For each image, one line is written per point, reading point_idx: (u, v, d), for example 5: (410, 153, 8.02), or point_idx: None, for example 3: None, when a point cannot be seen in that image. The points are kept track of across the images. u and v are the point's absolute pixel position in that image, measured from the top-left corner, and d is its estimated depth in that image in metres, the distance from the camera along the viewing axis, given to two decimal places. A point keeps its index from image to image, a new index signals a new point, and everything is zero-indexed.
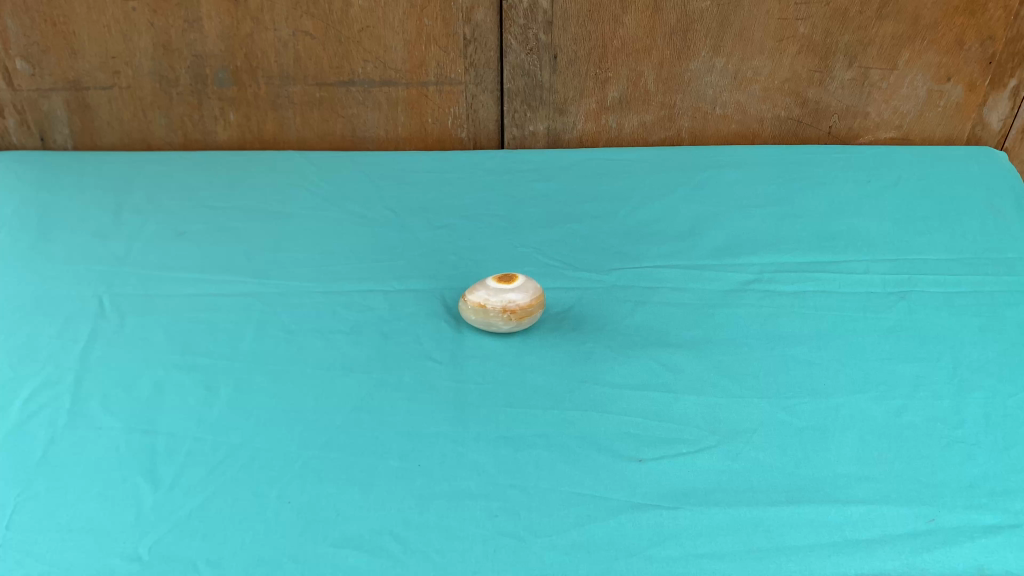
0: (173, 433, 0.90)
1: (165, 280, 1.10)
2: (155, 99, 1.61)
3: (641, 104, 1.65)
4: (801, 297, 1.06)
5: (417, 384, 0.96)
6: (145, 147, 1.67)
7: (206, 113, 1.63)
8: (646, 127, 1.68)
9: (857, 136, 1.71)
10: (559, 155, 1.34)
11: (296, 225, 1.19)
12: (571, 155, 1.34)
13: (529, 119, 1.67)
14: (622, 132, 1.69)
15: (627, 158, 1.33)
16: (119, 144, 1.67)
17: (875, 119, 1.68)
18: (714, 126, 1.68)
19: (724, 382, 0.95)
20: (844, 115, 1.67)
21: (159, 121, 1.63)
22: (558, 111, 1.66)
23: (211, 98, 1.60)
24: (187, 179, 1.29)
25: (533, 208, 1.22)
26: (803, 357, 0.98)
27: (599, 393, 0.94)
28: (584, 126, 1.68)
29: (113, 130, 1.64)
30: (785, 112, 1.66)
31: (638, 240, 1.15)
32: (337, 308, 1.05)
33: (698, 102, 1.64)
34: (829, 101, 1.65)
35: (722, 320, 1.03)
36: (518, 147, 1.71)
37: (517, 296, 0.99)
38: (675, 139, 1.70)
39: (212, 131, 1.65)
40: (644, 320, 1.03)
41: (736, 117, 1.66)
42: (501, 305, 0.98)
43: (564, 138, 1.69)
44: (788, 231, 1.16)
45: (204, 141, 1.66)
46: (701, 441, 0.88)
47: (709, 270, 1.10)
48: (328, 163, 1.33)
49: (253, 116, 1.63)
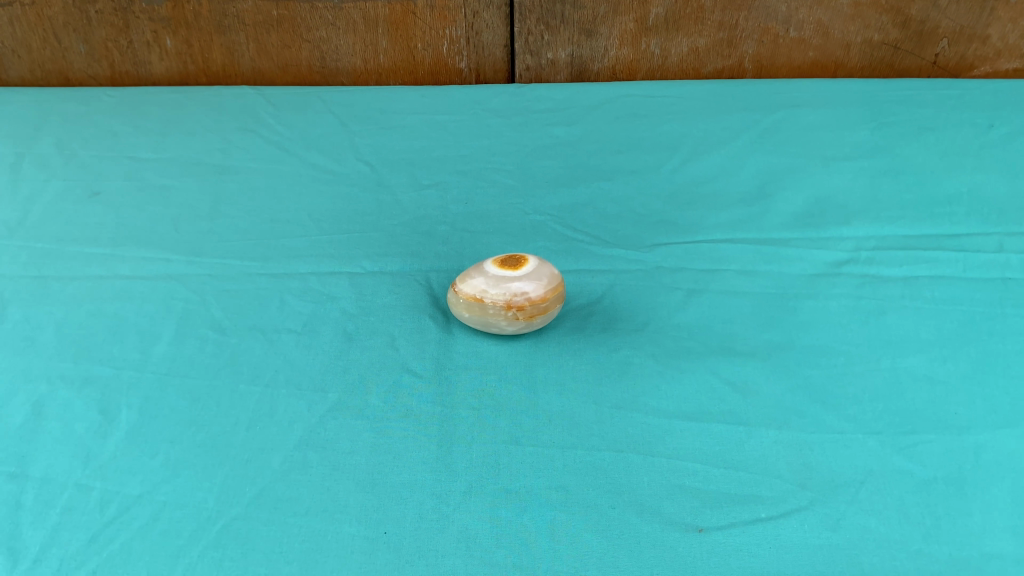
0: (49, 479, 0.65)
1: (65, 256, 0.83)
2: (67, 20, 1.35)
3: (692, 23, 1.35)
4: (914, 284, 0.78)
5: (388, 409, 0.70)
6: (63, 81, 1.43)
7: (136, 39, 1.37)
8: (698, 54, 1.38)
9: (971, 67, 1.39)
10: (596, 89, 1.05)
11: (241, 181, 0.92)
12: (608, 89, 1.05)
13: (547, 45, 1.38)
14: (668, 60, 1.40)
15: (678, 92, 1.04)
16: (29, 77, 1.42)
17: (996, 45, 1.36)
18: (786, 51, 1.37)
19: (816, 411, 0.68)
20: (955, 39, 1.35)
21: (77, 48, 1.38)
22: (586, 34, 1.36)
23: (139, 18, 1.35)
24: (108, 124, 1.01)
25: (551, 160, 0.93)
26: (922, 374, 0.71)
27: (639, 425, 0.68)
28: (618, 53, 1.39)
29: (21, 60, 1.40)
30: (878, 35, 1.35)
31: (689, 204, 0.87)
32: (286, 297, 0.79)
33: (767, 22, 1.34)
34: (939, 20, 1.33)
35: (807, 317, 0.76)
36: (533, 80, 1.42)
37: (525, 288, 0.71)
38: (735, 69, 1.40)
39: (144, 61, 1.40)
40: (701, 317, 0.76)
41: (814, 40, 1.36)
42: (504, 300, 0.71)
43: (593, 69, 1.41)
44: (888, 191, 0.87)
45: (135, 72, 1.41)
46: (784, 501, 0.62)
47: (786, 246, 0.82)
48: (288, 100, 1.04)
49: (194, 41, 1.37)
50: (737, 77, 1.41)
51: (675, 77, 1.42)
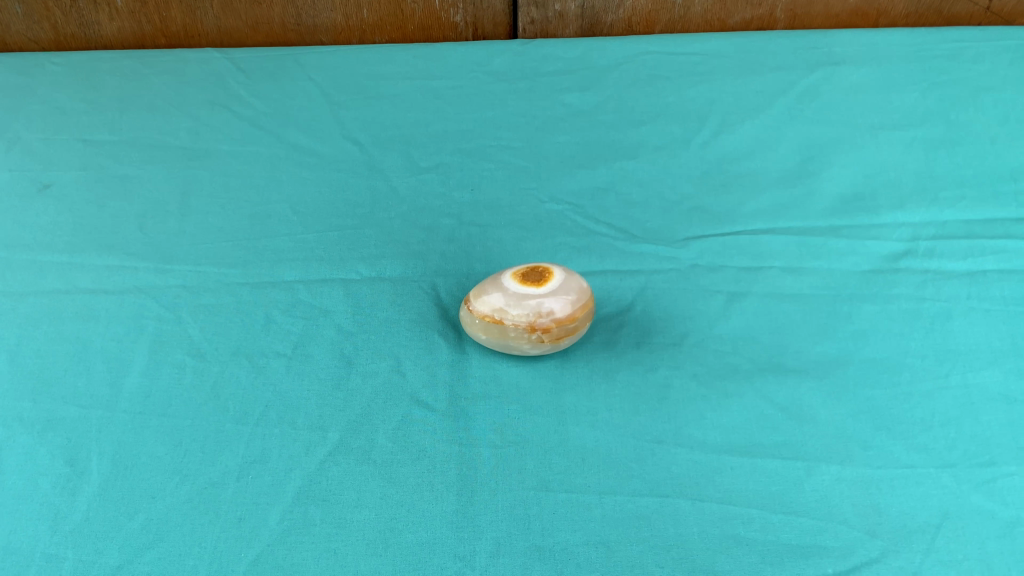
0: (10, 549, 0.55)
1: (14, 264, 0.72)
2: None
3: None
4: (981, 281, 0.69)
5: (398, 450, 0.61)
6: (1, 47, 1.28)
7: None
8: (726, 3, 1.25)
9: None
10: (617, 45, 0.93)
11: (213, 169, 0.80)
12: (629, 44, 0.93)
13: None
14: (691, 10, 1.27)
15: (706, 47, 0.93)
16: None
17: None
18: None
19: (881, 440, 0.61)
20: None
21: (14, 10, 1.23)
22: None
23: None
24: (55, 98, 0.88)
25: (565, 135, 0.83)
26: (996, 391, 0.63)
27: (684, 464, 0.60)
28: (636, 3, 1.26)
29: None
30: None
31: (723, 188, 0.78)
32: (274, 313, 0.69)
33: None
34: None
35: (864, 324, 0.67)
36: (538, 35, 1.29)
37: (552, 305, 0.62)
38: (765, 19, 1.28)
39: (92, 22, 1.25)
40: (746, 326, 0.68)
41: None
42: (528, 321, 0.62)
43: (607, 20, 1.27)
44: (944, 167, 0.78)
45: (83, 35, 1.27)
46: (852, 552, 0.55)
47: (835, 237, 0.73)
48: (261, 64, 0.92)
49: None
50: (767, 27, 1.29)
51: (698, 28, 1.29)
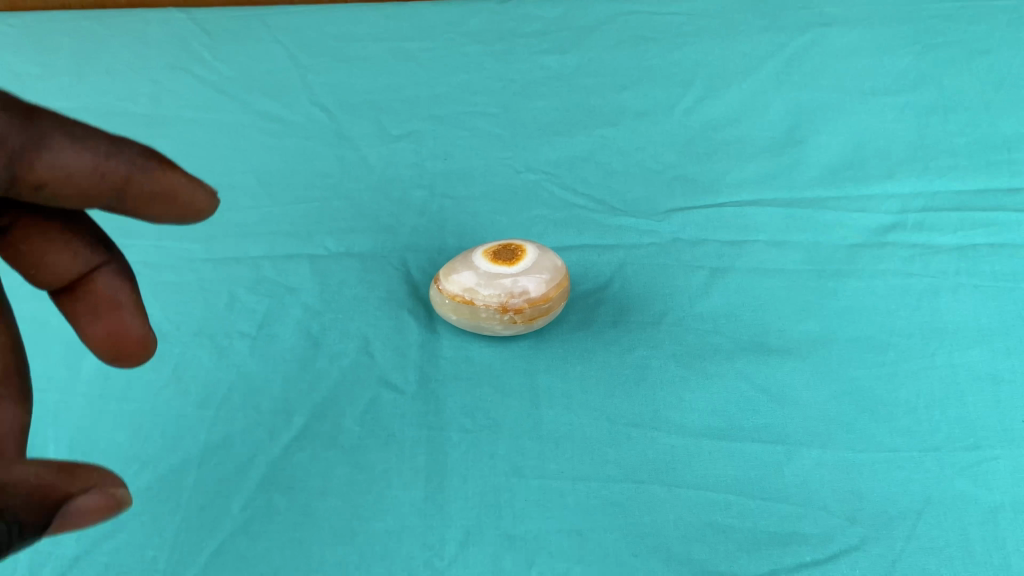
0: None
1: None
2: None
3: None
4: (971, 255, 0.67)
5: (366, 434, 0.59)
6: None
7: None
8: None
9: None
10: (601, 6, 0.89)
11: (175, 137, 0.76)
12: (613, 6, 0.89)
13: None
14: None
15: (692, 8, 0.89)
16: None
17: None
18: None
19: (864, 422, 0.59)
20: None
21: None
22: None
23: None
24: (7, 59, 0.84)
25: (544, 100, 0.80)
26: (983, 371, 0.61)
27: (660, 448, 0.58)
28: None
29: None
30: None
31: (707, 156, 0.75)
32: (238, 291, 0.66)
33: None
34: None
35: (849, 301, 0.65)
36: None
37: (525, 284, 0.60)
38: None
39: None
40: (727, 303, 0.65)
41: None
42: (500, 301, 0.59)
43: None
44: (935, 135, 0.75)
45: None
46: (831, 540, 0.53)
47: (822, 209, 0.70)
48: (226, 26, 0.88)
49: None
50: None
51: None
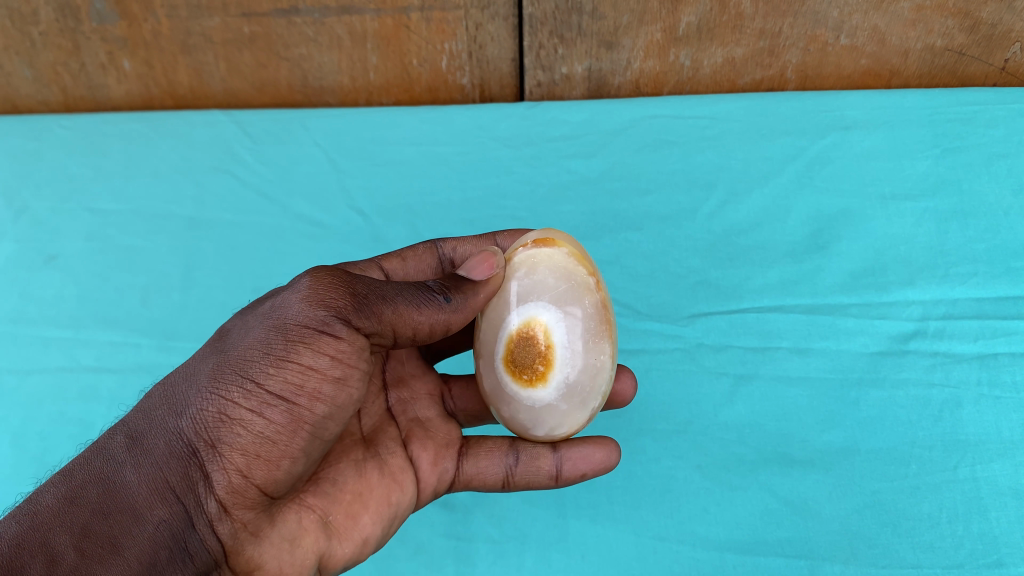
0: None
1: (20, 340, 0.73)
2: None
3: None
4: (992, 364, 0.67)
5: (397, 543, 0.61)
6: None
7: None
8: None
9: None
10: (628, 100, 0.92)
11: (217, 239, 0.81)
12: (640, 99, 0.92)
13: None
14: None
15: (720, 98, 0.91)
16: None
17: None
18: None
19: (887, 537, 0.59)
20: None
21: None
22: None
23: None
24: (61, 162, 0.88)
25: (571, 203, 0.82)
26: (1007, 486, 0.61)
27: (685, 562, 0.59)
28: None
29: None
30: None
31: (730, 261, 0.77)
32: None
33: None
34: None
35: (871, 411, 0.66)
36: None
37: (553, 418, 0.52)
38: None
39: None
40: (752, 411, 0.67)
41: None
42: None
43: None
44: (955, 242, 0.76)
45: None
46: None
47: (844, 315, 0.72)
48: (270, 129, 0.90)
49: None
50: None
51: None
